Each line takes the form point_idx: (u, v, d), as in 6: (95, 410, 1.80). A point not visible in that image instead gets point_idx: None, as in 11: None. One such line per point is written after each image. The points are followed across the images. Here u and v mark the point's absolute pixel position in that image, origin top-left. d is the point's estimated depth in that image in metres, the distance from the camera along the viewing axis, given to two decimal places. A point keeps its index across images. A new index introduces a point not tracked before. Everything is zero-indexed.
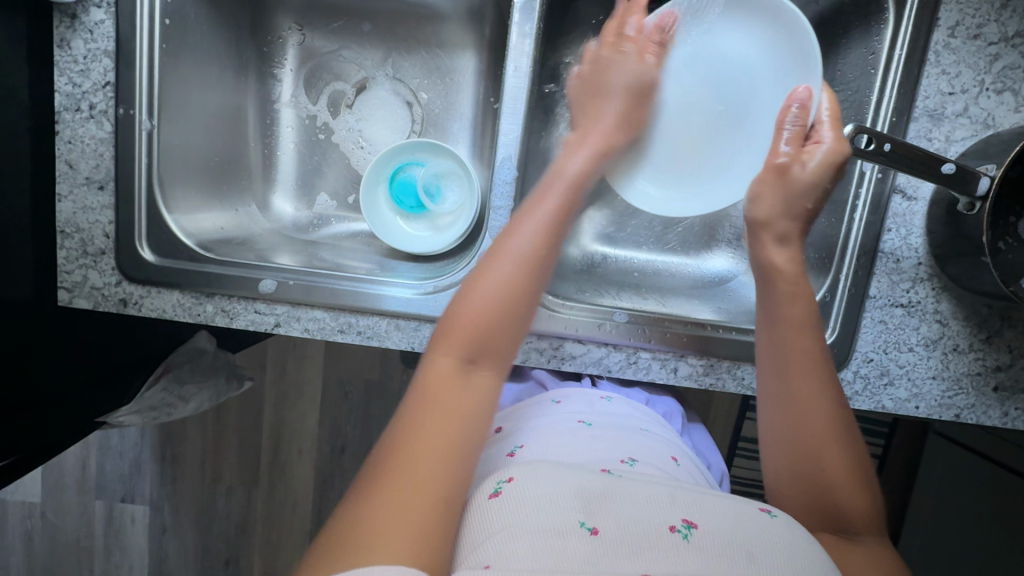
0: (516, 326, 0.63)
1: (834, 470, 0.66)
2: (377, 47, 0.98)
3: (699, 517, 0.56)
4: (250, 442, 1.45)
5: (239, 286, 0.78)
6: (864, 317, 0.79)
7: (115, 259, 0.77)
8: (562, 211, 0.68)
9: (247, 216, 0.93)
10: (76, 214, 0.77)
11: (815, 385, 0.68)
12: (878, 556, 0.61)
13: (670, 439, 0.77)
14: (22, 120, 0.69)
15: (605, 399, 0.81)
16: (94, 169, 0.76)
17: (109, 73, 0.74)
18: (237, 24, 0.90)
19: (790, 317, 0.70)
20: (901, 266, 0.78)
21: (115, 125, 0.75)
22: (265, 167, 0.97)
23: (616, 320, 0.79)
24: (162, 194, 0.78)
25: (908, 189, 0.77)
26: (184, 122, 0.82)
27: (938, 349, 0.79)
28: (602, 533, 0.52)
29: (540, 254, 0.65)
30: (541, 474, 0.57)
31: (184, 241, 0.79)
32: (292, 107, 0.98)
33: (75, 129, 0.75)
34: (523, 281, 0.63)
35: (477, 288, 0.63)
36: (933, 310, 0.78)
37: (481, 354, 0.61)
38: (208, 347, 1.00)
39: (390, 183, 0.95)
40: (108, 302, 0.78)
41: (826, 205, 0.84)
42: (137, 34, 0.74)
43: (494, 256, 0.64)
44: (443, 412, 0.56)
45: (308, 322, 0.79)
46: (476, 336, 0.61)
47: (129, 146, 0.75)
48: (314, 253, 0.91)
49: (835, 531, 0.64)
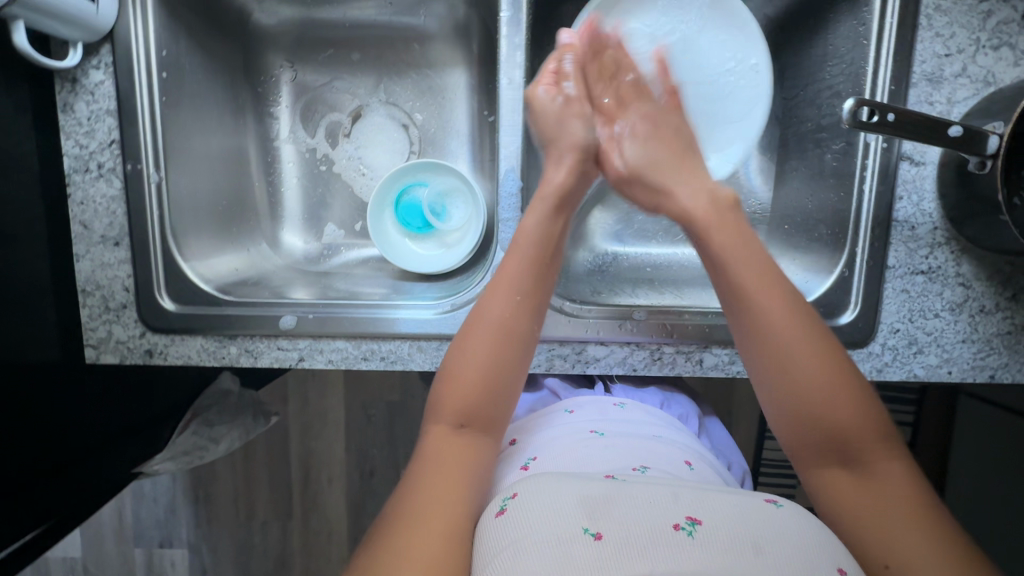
0: (504, 387, 0.68)
1: (824, 399, 0.62)
2: (368, 74, 0.99)
3: (705, 513, 0.53)
4: (280, 476, 1.46)
5: (259, 324, 0.79)
6: (885, 288, 0.78)
7: (137, 312, 0.79)
8: (516, 275, 0.71)
9: (259, 254, 0.94)
10: (95, 272, 0.78)
11: (786, 314, 0.64)
12: (891, 487, 0.59)
13: (684, 441, 0.75)
14: (34, 186, 0.71)
15: (617, 406, 0.80)
16: (108, 227, 0.77)
17: (113, 131, 0.76)
18: (230, 68, 0.92)
19: (741, 254, 0.66)
20: (917, 233, 0.77)
21: (124, 181, 0.77)
22: (271, 204, 0.98)
23: (636, 318, 0.79)
24: (176, 243, 0.80)
25: (915, 154, 0.76)
26: (191, 170, 0.83)
27: (965, 312, 0.78)
28: (604, 536, 0.49)
29: (513, 318, 0.69)
30: (541, 488, 0.56)
31: (202, 287, 0.80)
32: (291, 143, 0.99)
33: (84, 190, 0.76)
34: (502, 349, 0.68)
35: (463, 360, 0.68)
36: (955, 273, 0.77)
37: (475, 420, 0.67)
38: (233, 387, 1.01)
39: (395, 207, 0.95)
40: (135, 354, 0.80)
41: (832, 179, 0.83)
42: (137, 90, 0.75)
43: (475, 327, 0.69)
44: (448, 471, 0.62)
45: (330, 353, 0.80)
46: (469, 400, 0.67)
47: (139, 199, 0.77)
48: (328, 284, 0.91)
49: (849, 468, 0.62)
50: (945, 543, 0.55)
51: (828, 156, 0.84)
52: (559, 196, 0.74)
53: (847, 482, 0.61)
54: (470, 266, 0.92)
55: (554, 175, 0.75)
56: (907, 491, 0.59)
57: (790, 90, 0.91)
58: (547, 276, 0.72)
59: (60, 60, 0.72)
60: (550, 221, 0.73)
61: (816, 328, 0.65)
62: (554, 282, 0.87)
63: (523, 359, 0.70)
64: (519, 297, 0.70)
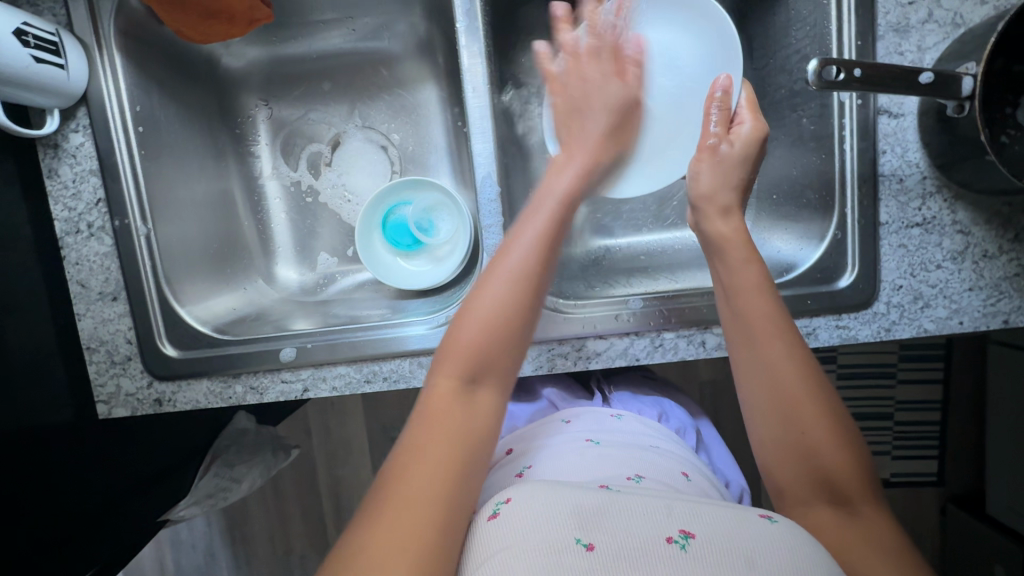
0: (506, 344, 0.63)
1: (820, 438, 0.62)
2: (341, 102, 1.01)
3: (698, 525, 0.54)
4: (311, 507, 1.46)
5: (260, 360, 0.79)
6: (881, 245, 0.76)
7: (142, 363, 0.80)
8: (532, 238, 0.67)
9: (256, 291, 0.95)
10: (97, 329, 0.79)
11: (787, 351, 0.64)
12: (877, 535, 0.58)
13: (678, 451, 0.75)
14: (29, 252, 0.73)
15: (615, 417, 0.80)
16: (105, 284, 0.79)
17: (99, 191, 0.78)
18: (206, 115, 0.94)
19: (750, 286, 0.67)
20: (906, 186, 0.75)
21: (114, 237, 0.78)
22: (263, 241, 1.00)
23: (632, 307, 0.78)
24: (172, 290, 0.81)
25: (892, 107, 0.75)
26: (178, 219, 0.85)
27: (968, 260, 0.76)
28: (595, 547, 0.50)
29: (525, 272, 0.65)
30: (530, 493, 0.57)
31: (201, 330, 0.81)
32: (275, 179, 1.01)
33: (77, 251, 0.78)
34: (508, 303, 0.63)
35: (475, 308, 0.64)
36: (951, 221, 0.75)
37: (476, 381, 0.61)
38: (250, 426, 1.02)
39: (383, 228, 0.96)
40: (145, 404, 0.80)
41: (812, 143, 0.82)
42: (116, 148, 0.78)
43: (486, 282, 0.65)
44: (442, 437, 0.57)
45: (333, 380, 0.80)
46: (475, 363, 0.62)
47: (131, 252, 0.78)
48: (326, 311, 0.92)
49: (833, 505, 0.61)
50: None
51: (805, 120, 0.83)
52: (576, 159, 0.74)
53: (827, 518, 0.60)
54: (463, 277, 0.92)
55: (556, 140, 0.77)
56: (891, 536, 0.58)
57: (760, 60, 0.91)
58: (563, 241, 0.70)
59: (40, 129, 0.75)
60: (576, 180, 0.72)
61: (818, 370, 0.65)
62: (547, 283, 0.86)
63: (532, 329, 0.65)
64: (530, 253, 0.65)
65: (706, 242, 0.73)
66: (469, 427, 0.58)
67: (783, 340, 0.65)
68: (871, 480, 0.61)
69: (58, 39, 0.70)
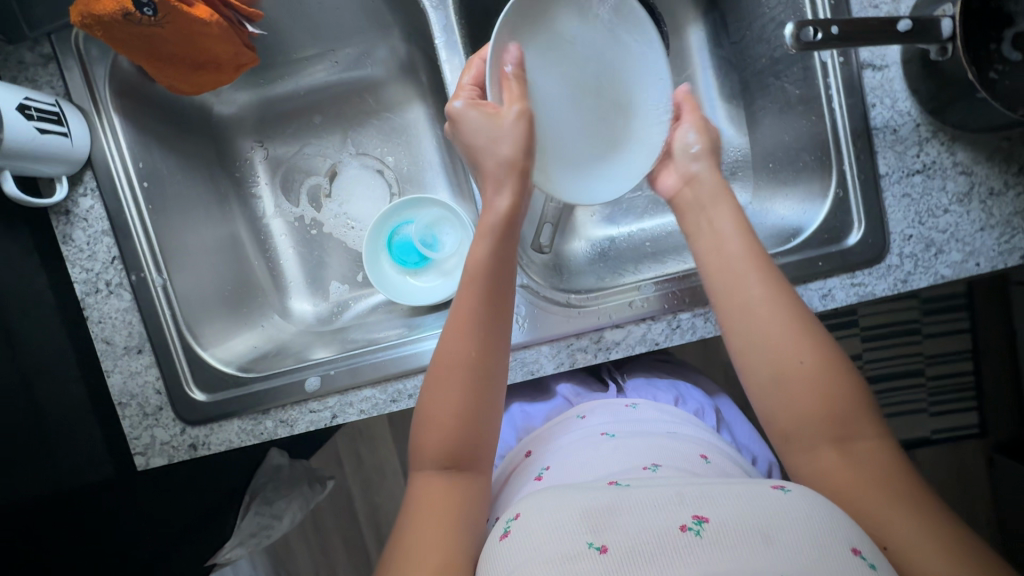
0: (474, 416, 0.67)
1: (817, 376, 0.61)
2: (333, 132, 1.03)
3: (710, 509, 0.54)
4: (354, 537, 1.47)
5: (287, 393, 0.81)
6: (885, 196, 0.76)
7: (174, 411, 0.81)
8: (471, 323, 0.69)
9: (273, 327, 0.96)
10: (126, 383, 0.81)
11: (764, 293, 0.66)
12: (879, 473, 0.58)
13: (697, 434, 0.75)
14: (54, 318, 0.79)
15: (630, 407, 0.80)
16: (128, 338, 0.80)
17: (112, 248, 0.80)
18: (205, 163, 0.96)
19: (722, 244, 0.70)
20: (901, 135, 0.75)
21: (132, 291, 0.80)
22: (274, 279, 1.02)
23: (644, 293, 0.79)
24: (193, 336, 0.83)
25: (875, 60, 0.75)
26: (191, 268, 0.87)
27: (975, 200, 0.75)
28: (606, 549, 0.51)
29: (469, 352, 0.68)
30: (539, 507, 0.58)
31: (227, 371, 0.82)
32: (279, 216, 1.03)
33: (98, 310, 0.80)
34: (461, 387, 0.67)
35: (428, 404, 0.68)
36: (952, 163, 0.75)
37: (451, 462, 0.66)
38: (284, 461, 1.03)
39: (389, 248, 0.98)
40: (182, 450, 0.81)
41: (800, 107, 0.83)
42: (125, 205, 0.80)
43: (438, 369, 0.68)
44: (430, 504, 0.62)
45: (361, 403, 0.81)
46: (448, 437, 0.66)
47: (151, 304, 0.80)
48: (345, 338, 0.93)
49: (837, 443, 0.60)
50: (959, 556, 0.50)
51: (790, 86, 0.83)
52: (504, 223, 0.72)
53: (831, 458, 0.60)
54: None
55: (497, 200, 0.73)
56: (899, 479, 0.57)
57: (737, 34, 0.92)
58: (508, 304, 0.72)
59: (51, 197, 0.77)
60: (501, 248, 0.72)
61: (809, 323, 0.64)
62: (556, 279, 0.87)
63: (495, 397, 0.69)
64: (473, 335, 0.69)
65: (698, 193, 0.74)
66: (449, 492, 0.64)
67: (766, 284, 0.66)
68: (870, 411, 0.61)
69: (59, 109, 0.72)
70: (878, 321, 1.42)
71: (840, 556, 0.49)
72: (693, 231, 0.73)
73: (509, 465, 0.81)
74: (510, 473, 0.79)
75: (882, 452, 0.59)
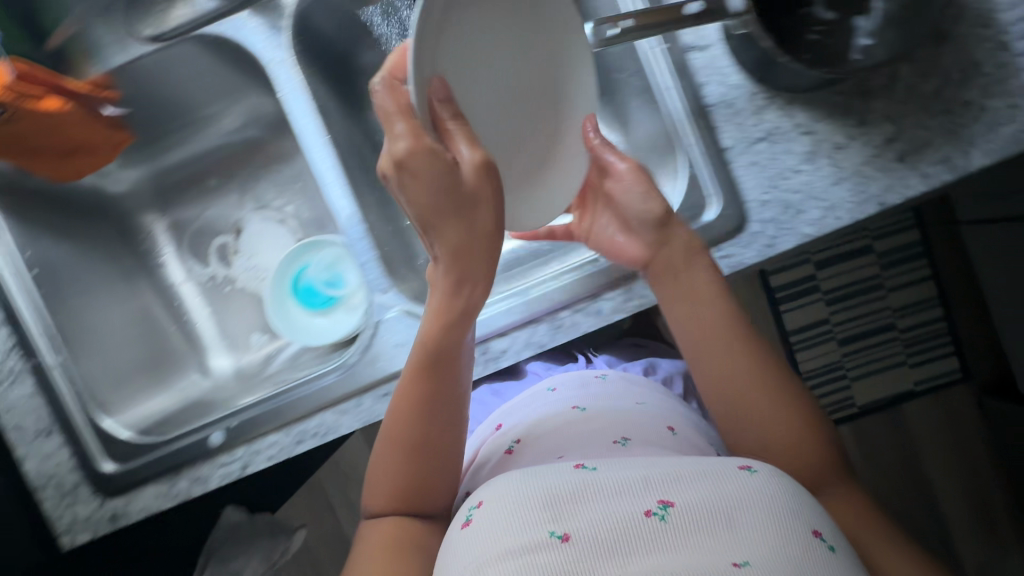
0: (432, 470, 0.68)
1: (753, 376, 0.68)
2: (231, 193, 1.07)
3: (671, 492, 0.55)
4: None
5: (195, 453, 0.83)
6: (733, 168, 0.78)
7: (88, 488, 0.82)
8: (417, 394, 0.67)
9: (189, 387, 0.98)
10: (41, 465, 0.82)
11: (707, 284, 0.71)
12: (814, 470, 0.65)
13: (669, 408, 0.82)
14: None
15: (552, 390, 0.86)
16: (36, 421, 0.83)
17: (9, 336, 0.83)
18: (105, 241, 1.01)
19: (647, 237, 0.73)
20: (737, 107, 0.78)
21: (34, 378, 0.83)
22: (189, 342, 1.03)
23: (522, 298, 0.81)
24: (98, 408, 0.86)
25: (698, 42, 0.79)
26: (89, 344, 0.90)
27: (822, 155, 0.77)
28: (569, 538, 0.52)
29: (422, 413, 0.67)
30: (500, 490, 0.59)
31: (136, 441, 0.84)
32: (190, 282, 1.06)
33: (7, 403, 0.83)
34: (419, 451, 0.67)
35: (382, 468, 0.69)
36: (793, 124, 0.77)
37: (403, 518, 0.67)
38: (240, 518, 1.08)
39: (293, 293, 1.00)
40: (100, 524, 0.82)
41: (646, 96, 0.85)
42: (18, 291, 0.84)
43: (389, 434, 0.68)
44: (384, 548, 0.65)
45: (267, 449, 0.82)
46: (405, 489, 0.68)
47: (50, 386, 0.83)
48: (260, 388, 0.95)
49: (783, 437, 0.66)
50: (862, 508, 0.63)
51: (632, 78, 0.86)
52: (461, 309, 0.65)
53: (781, 443, 0.66)
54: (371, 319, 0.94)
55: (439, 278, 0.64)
56: (825, 459, 0.66)
57: None
58: (455, 380, 0.68)
59: None
60: (455, 333, 0.66)
61: (734, 312, 0.70)
62: None
63: (456, 449, 0.70)
64: (425, 382, 0.67)
65: (597, 200, 0.77)
66: (404, 538, 0.66)
67: (710, 293, 0.70)
68: (804, 410, 0.67)
69: None
70: (834, 281, 1.44)
71: (807, 540, 0.52)
72: (606, 248, 0.77)
73: (480, 439, 0.87)
74: (479, 444, 0.86)
75: (823, 455, 0.66)
